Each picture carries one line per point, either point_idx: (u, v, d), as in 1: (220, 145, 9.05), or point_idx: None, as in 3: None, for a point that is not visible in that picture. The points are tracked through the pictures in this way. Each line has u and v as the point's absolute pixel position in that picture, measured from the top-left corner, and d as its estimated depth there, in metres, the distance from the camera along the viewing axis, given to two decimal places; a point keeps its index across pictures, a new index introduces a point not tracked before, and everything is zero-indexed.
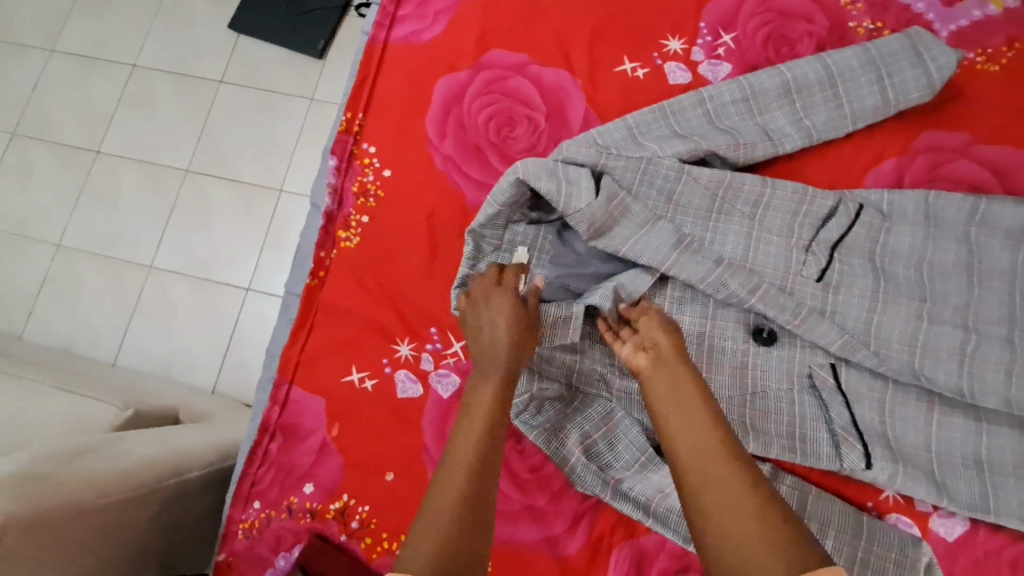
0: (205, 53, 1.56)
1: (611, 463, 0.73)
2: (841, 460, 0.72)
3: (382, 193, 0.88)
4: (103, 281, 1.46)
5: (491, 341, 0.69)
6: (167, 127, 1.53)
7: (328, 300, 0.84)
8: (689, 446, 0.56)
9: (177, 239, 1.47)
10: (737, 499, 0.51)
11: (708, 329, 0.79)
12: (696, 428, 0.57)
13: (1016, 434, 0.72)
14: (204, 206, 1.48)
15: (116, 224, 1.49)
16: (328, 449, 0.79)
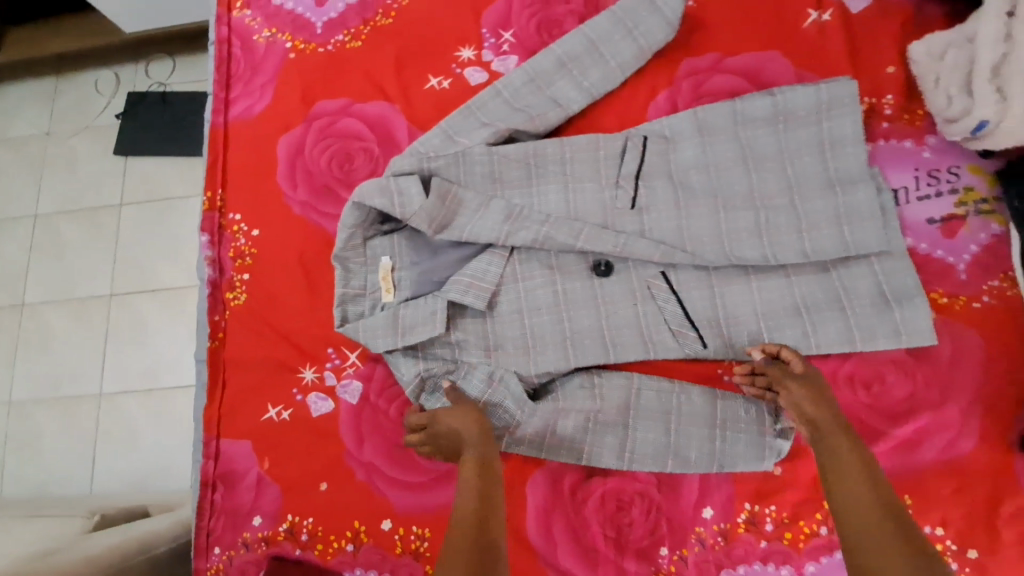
0: (97, 185, 1.66)
1: (501, 417, 0.83)
2: (684, 348, 0.85)
3: (255, 251, 0.99)
4: (59, 420, 1.52)
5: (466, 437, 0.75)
6: (80, 262, 1.61)
7: (234, 355, 0.94)
8: (840, 480, 0.66)
9: (118, 360, 1.54)
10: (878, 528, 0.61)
11: (557, 275, 0.90)
12: (858, 463, 0.66)
13: (819, 277, 0.85)
14: (135, 322, 1.56)
15: (56, 365, 1.55)
16: (265, 480, 0.88)
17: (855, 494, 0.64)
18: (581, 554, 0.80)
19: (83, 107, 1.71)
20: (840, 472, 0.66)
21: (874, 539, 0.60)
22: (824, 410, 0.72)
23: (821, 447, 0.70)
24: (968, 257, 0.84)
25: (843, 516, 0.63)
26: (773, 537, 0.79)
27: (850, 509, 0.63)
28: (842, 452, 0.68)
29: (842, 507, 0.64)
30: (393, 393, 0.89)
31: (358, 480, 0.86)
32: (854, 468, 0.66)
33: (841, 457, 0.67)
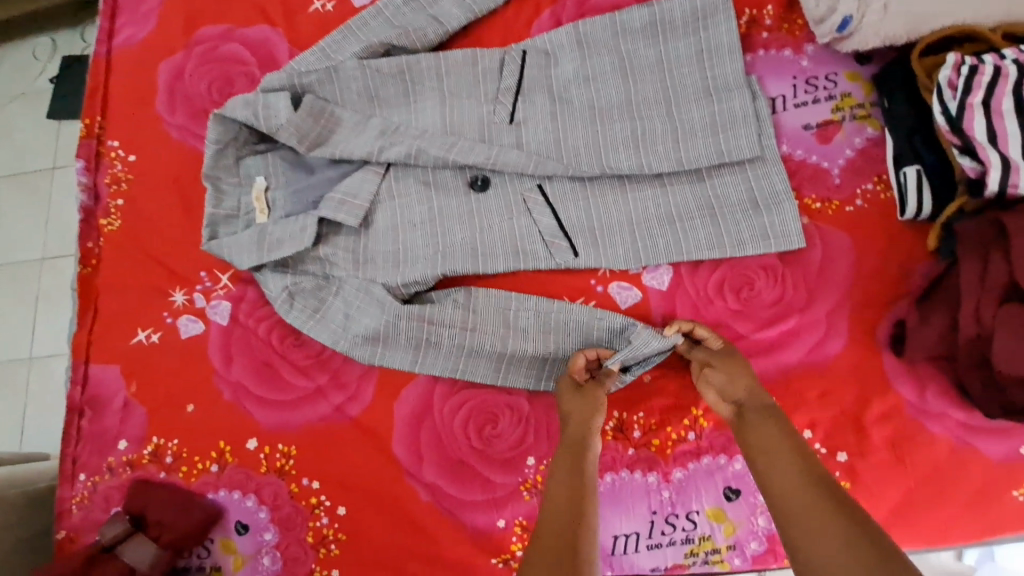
0: None
1: (367, 329, 0.81)
2: (555, 258, 0.83)
3: (131, 177, 0.97)
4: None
5: (579, 422, 0.72)
6: None
7: (106, 281, 0.92)
8: (777, 486, 0.59)
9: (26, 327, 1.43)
10: (829, 526, 0.53)
11: (433, 191, 0.88)
12: (790, 462, 0.61)
13: (694, 184, 0.84)
14: None
15: None
16: (131, 404, 0.85)
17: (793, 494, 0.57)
18: (447, 465, 0.79)
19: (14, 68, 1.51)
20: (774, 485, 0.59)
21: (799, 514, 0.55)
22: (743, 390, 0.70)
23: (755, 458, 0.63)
24: (842, 161, 0.83)
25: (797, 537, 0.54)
26: (640, 444, 0.76)
27: (792, 512, 0.56)
28: (773, 450, 0.62)
29: (788, 517, 0.56)
30: (263, 313, 0.86)
31: (225, 400, 0.83)
32: (793, 476, 0.59)
33: (777, 464, 0.61)
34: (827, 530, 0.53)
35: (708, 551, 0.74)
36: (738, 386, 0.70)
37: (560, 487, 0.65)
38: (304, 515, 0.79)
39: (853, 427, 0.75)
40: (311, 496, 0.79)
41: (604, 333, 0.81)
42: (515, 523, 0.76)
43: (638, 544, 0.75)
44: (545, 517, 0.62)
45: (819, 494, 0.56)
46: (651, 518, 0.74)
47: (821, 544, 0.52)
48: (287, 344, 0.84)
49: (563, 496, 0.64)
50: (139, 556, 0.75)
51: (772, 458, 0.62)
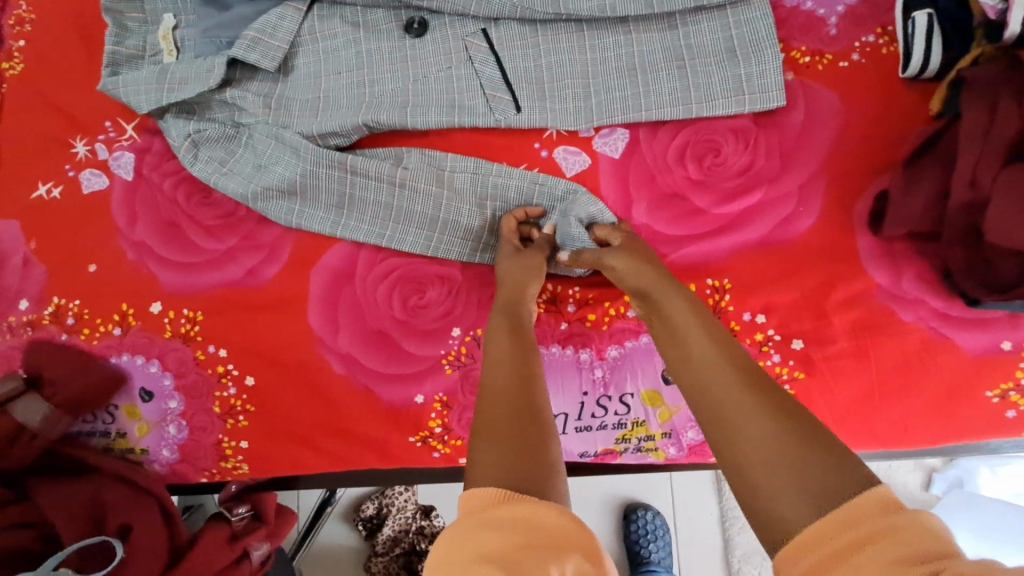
0: None
1: (278, 182, 0.72)
2: (494, 113, 0.72)
3: (36, 17, 0.86)
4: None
5: (514, 284, 0.64)
6: None
7: (7, 131, 0.82)
8: (701, 381, 0.46)
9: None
10: (765, 435, 0.41)
11: (362, 34, 0.76)
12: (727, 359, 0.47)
13: (662, 31, 0.71)
14: None
15: None
16: (31, 262, 0.78)
17: (718, 376, 0.46)
18: (366, 336, 0.71)
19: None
20: (707, 383, 0.46)
21: (728, 394, 0.44)
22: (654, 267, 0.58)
23: (679, 358, 0.50)
24: (841, 9, 0.70)
25: (731, 440, 0.42)
26: (575, 319, 0.68)
27: (718, 400, 0.44)
28: (698, 350, 0.49)
29: (716, 409, 0.44)
30: (170, 167, 0.77)
31: (129, 261, 0.76)
32: (717, 375, 0.46)
33: (697, 360, 0.48)
34: (761, 433, 0.41)
35: (641, 436, 0.68)
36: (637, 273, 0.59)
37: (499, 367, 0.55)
38: (210, 384, 0.73)
39: (816, 312, 0.65)
40: (217, 365, 0.73)
41: (550, 199, 0.71)
42: (434, 399, 0.70)
43: (565, 426, 0.69)
44: (486, 396, 0.52)
45: (757, 394, 0.43)
46: (581, 399, 0.68)
47: (759, 457, 0.40)
48: (194, 202, 0.76)
49: (501, 374, 0.54)
50: (30, 412, 0.69)
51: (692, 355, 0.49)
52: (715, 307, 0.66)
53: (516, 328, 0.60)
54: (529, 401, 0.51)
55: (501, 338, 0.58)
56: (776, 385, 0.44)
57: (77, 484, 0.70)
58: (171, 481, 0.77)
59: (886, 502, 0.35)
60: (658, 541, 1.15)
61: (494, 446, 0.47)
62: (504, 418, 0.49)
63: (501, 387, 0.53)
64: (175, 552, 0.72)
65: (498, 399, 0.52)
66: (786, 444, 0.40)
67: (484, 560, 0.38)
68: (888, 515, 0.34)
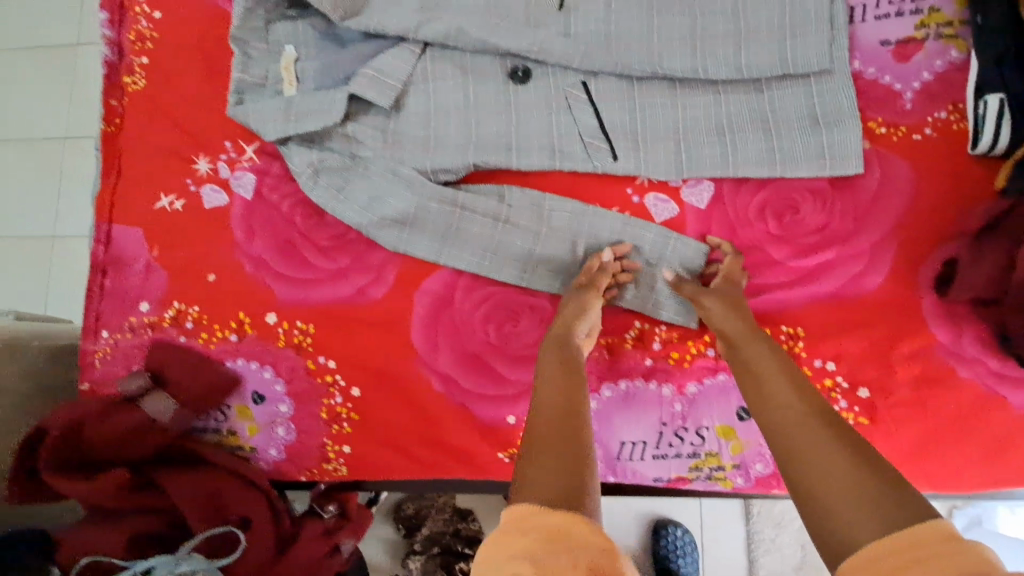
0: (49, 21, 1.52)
1: (393, 213, 0.79)
2: (593, 160, 0.79)
3: (157, 35, 0.91)
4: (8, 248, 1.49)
5: (569, 319, 0.69)
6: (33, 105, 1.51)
7: (129, 143, 0.89)
8: (774, 415, 0.54)
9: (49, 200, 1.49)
10: (832, 459, 0.47)
11: (470, 78, 0.82)
12: (796, 397, 0.54)
13: (749, 94, 0.78)
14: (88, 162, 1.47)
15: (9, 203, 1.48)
16: (153, 268, 0.85)
17: (785, 410, 0.53)
18: (464, 358, 0.78)
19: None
20: (779, 417, 0.53)
21: (797, 428, 0.51)
22: (739, 318, 0.67)
23: (753, 394, 0.57)
24: (917, 85, 0.76)
25: (797, 469, 0.48)
26: (659, 356, 0.75)
27: (787, 431, 0.51)
28: (772, 391, 0.56)
29: (785, 443, 0.51)
30: (288, 189, 0.84)
31: (246, 272, 0.83)
32: (789, 412, 0.53)
33: (774, 393, 0.56)
34: (829, 462, 0.46)
35: (712, 466, 0.75)
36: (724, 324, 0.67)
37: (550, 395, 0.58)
38: (319, 391, 0.80)
39: (880, 363, 0.72)
40: (326, 374, 0.80)
41: (642, 243, 0.78)
42: (525, 420, 0.77)
43: (644, 453, 0.76)
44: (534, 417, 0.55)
45: (822, 430, 0.49)
46: (661, 429, 0.75)
47: (822, 484, 0.45)
48: (310, 224, 0.83)
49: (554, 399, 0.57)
50: (160, 409, 0.77)
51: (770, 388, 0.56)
52: (789, 352, 0.73)
53: (567, 358, 0.63)
54: (576, 424, 0.54)
55: (554, 367, 0.62)
56: (847, 427, 0.50)
57: (196, 475, 0.77)
58: (273, 476, 0.84)
59: (943, 532, 0.38)
60: (687, 556, 1.22)
61: (540, 458, 0.50)
62: (554, 436, 0.52)
63: (548, 410, 0.56)
64: (281, 541, 0.79)
65: (545, 416, 0.55)
66: (848, 473, 0.45)
67: (519, 557, 0.42)
68: (948, 542, 0.37)
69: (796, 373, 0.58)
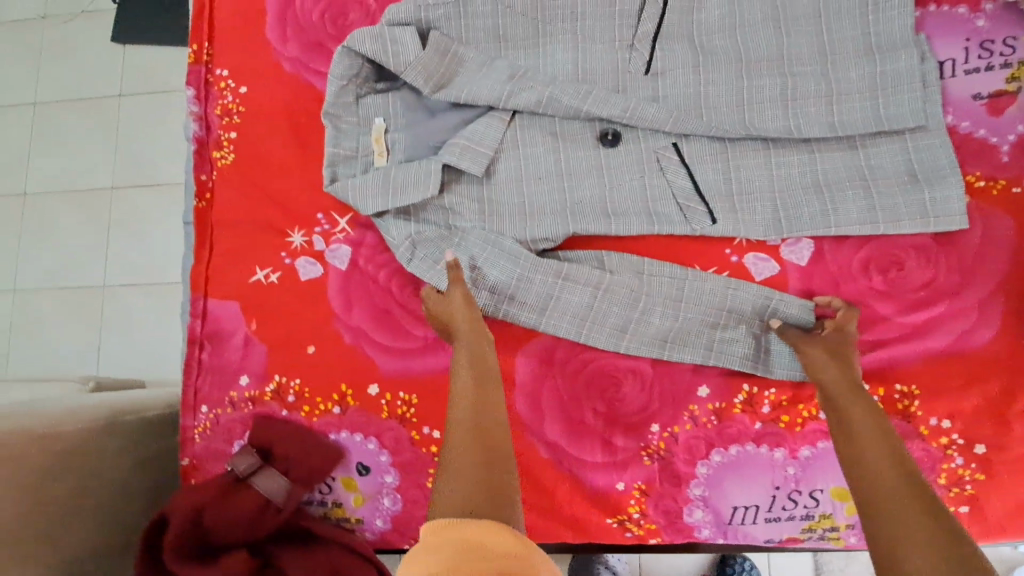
0: (94, 72, 1.50)
1: (493, 282, 0.80)
2: (691, 223, 0.80)
3: (244, 109, 0.93)
4: (58, 303, 1.44)
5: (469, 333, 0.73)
6: (80, 155, 1.48)
7: (222, 217, 0.91)
8: (865, 474, 0.57)
9: (96, 251, 1.45)
10: (924, 536, 0.48)
11: (560, 143, 0.84)
12: (894, 464, 0.56)
13: (845, 152, 0.78)
14: (140, 215, 1.45)
15: (57, 257, 1.45)
16: (252, 341, 0.86)
17: (880, 472, 0.56)
18: (570, 427, 0.78)
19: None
20: (876, 478, 0.55)
21: (888, 489, 0.54)
22: (840, 375, 0.67)
23: (850, 448, 0.60)
24: (1013, 137, 0.77)
25: (878, 527, 0.51)
26: (769, 420, 0.75)
27: (879, 492, 0.54)
28: (868, 452, 0.58)
29: (871, 499, 0.54)
30: (384, 259, 0.85)
31: (345, 344, 0.84)
32: (888, 476, 0.55)
33: (872, 454, 0.58)
34: (918, 531, 0.49)
35: (826, 527, 0.76)
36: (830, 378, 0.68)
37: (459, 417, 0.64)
38: (425, 462, 0.80)
39: (996, 420, 0.72)
40: (431, 445, 0.80)
41: (746, 305, 0.78)
42: (635, 486, 0.77)
43: (756, 516, 0.76)
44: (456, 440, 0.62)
45: (916, 502, 0.51)
46: (774, 493, 0.75)
47: (903, 547, 0.48)
48: (407, 293, 0.84)
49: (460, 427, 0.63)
50: (273, 487, 0.78)
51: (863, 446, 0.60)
52: (903, 411, 0.73)
53: (482, 377, 0.68)
54: (491, 459, 0.60)
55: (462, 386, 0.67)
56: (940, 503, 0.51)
57: (309, 553, 0.77)
58: (377, 546, 0.84)
59: None
60: None
61: (455, 484, 0.57)
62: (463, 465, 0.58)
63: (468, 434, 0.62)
64: None
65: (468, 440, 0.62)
66: (931, 544, 0.47)
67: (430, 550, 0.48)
68: None
69: (894, 439, 0.60)
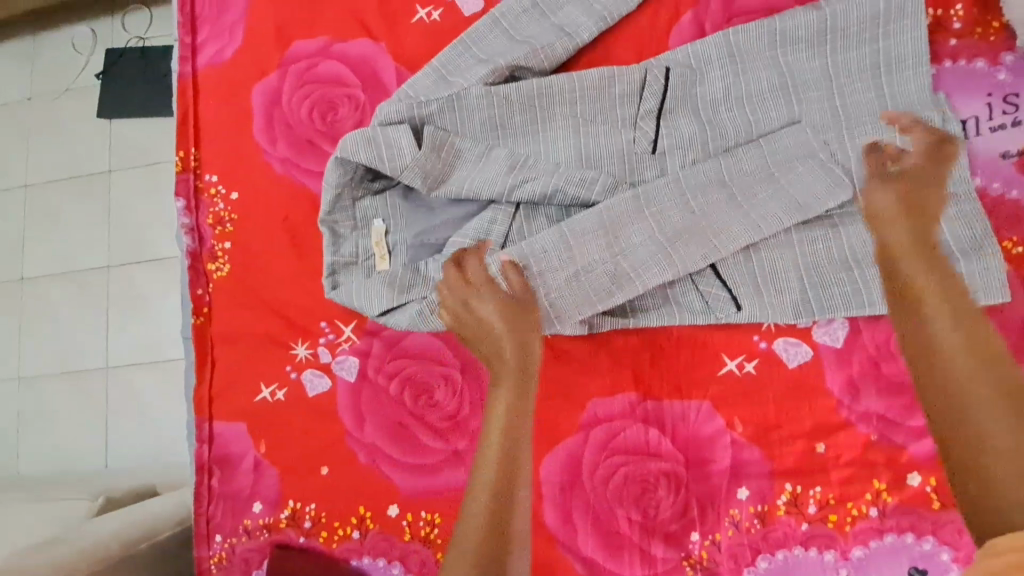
0: (79, 147, 1.42)
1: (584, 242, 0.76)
2: (715, 311, 0.76)
3: (237, 217, 0.89)
4: (52, 396, 1.34)
5: (484, 335, 0.78)
6: (71, 232, 1.39)
7: (222, 332, 0.87)
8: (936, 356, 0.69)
9: (86, 336, 1.35)
10: (1012, 432, 0.61)
11: (564, 227, 0.76)
12: (978, 374, 0.66)
13: (872, 224, 0.73)
14: (139, 292, 1.35)
15: (49, 347, 1.36)
16: (262, 465, 0.82)
17: (970, 381, 0.66)
18: (604, 537, 0.74)
19: (59, 67, 1.44)
20: (941, 356, 0.69)
21: (962, 382, 0.66)
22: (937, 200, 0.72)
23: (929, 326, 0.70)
24: None
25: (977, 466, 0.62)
26: (816, 520, 0.71)
27: (949, 384, 0.67)
28: (940, 334, 0.69)
29: (942, 385, 0.68)
30: (393, 368, 0.81)
31: (360, 463, 0.80)
32: (955, 362, 0.68)
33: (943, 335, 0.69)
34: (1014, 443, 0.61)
35: None
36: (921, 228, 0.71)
37: (501, 405, 0.77)
38: None
39: None
40: None
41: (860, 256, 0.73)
42: None
43: None
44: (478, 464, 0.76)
45: (1005, 413, 0.63)
46: None
47: (990, 455, 0.61)
48: (421, 403, 0.80)
49: (501, 408, 0.77)
50: None
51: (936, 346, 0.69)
52: None
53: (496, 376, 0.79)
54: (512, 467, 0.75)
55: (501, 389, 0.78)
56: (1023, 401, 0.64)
57: None
58: None
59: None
60: None
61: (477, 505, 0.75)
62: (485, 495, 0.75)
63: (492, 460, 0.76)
64: None
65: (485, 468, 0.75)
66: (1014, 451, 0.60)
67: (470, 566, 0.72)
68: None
69: (965, 317, 0.69)
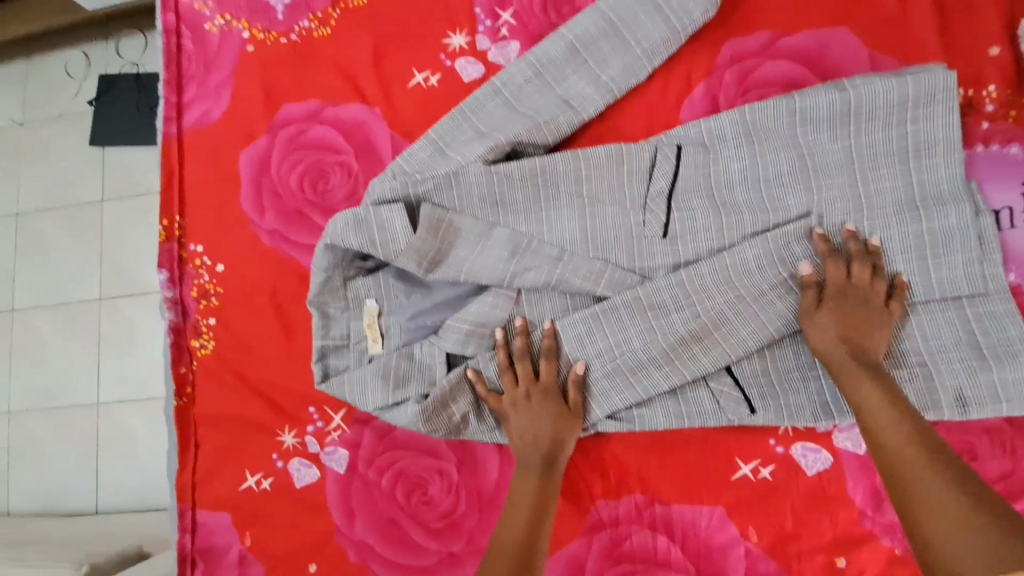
0: (62, 173, 1.33)
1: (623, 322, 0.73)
2: (725, 413, 0.71)
3: (222, 290, 0.85)
4: (32, 438, 1.27)
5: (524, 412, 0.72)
6: (58, 262, 1.31)
7: (206, 415, 0.82)
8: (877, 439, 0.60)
9: (70, 374, 1.27)
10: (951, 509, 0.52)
11: (597, 308, 0.73)
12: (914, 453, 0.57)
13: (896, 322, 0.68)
14: (130, 328, 1.26)
15: (30, 388, 1.28)
16: (247, 560, 0.78)
17: (903, 460, 0.57)
18: None
19: (51, 94, 1.35)
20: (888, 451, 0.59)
21: (901, 460, 0.57)
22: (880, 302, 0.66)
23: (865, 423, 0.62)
24: None
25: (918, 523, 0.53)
26: None
27: (898, 470, 0.57)
28: (882, 423, 0.60)
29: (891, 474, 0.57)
30: (385, 461, 0.77)
31: (350, 562, 0.75)
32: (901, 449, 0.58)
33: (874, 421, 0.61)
34: (952, 520, 0.51)
35: None
36: (848, 326, 0.65)
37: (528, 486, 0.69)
38: None
39: None
40: None
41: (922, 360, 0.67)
42: None
43: None
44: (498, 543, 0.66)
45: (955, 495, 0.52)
46: None
47: (931, 523, 0.52)
48: (415, 500, 0.76)
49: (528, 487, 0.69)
50: None
51: (875, 431, 0.61)
52: None
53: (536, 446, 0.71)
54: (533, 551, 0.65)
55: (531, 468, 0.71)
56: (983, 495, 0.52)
57: None
58: None
59: None
60: None
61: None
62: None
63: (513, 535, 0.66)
64: None
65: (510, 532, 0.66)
66: (959, 534, 0.50)
67: None
68: None
69: (899, 408, 0.61)
